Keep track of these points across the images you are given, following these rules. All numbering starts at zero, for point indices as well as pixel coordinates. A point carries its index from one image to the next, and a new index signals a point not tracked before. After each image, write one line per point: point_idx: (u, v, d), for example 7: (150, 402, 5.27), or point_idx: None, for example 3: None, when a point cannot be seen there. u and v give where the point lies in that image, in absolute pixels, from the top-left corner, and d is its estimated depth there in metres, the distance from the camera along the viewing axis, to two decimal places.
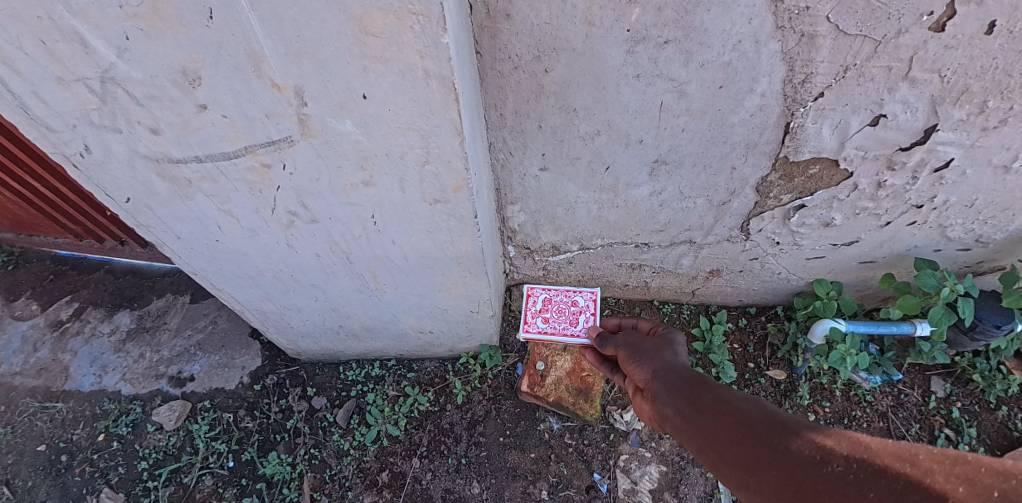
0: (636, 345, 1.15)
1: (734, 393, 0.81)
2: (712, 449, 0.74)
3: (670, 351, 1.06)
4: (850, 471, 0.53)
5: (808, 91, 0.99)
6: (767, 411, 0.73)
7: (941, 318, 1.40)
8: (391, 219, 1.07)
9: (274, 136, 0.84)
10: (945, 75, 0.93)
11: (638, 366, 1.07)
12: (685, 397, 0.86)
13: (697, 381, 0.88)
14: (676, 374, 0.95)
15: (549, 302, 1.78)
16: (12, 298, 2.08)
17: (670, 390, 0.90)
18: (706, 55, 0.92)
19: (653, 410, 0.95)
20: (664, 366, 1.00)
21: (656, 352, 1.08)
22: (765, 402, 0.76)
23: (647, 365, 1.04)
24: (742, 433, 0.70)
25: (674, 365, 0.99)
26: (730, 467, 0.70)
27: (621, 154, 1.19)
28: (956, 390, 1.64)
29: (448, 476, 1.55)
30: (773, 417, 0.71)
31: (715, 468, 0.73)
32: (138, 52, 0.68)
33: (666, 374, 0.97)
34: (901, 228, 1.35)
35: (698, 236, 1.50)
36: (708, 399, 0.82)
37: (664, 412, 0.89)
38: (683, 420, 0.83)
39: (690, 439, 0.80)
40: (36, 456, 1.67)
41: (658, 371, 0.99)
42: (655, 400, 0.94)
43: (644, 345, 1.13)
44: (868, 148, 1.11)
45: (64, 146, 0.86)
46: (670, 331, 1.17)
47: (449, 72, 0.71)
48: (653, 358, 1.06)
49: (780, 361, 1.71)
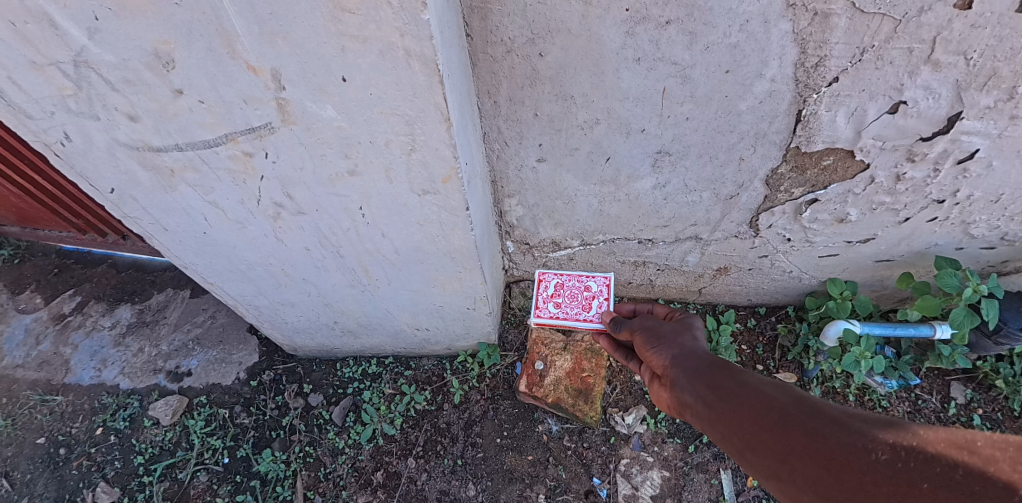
0: (653, 330, 1.10)
1: (761, 379, 0.78)
2: (738, 437, 0.71)
3: (689, 336, 1.02)
4: (899, 460, 0.51)
5: (821, 75, 0.93)
6: (800, 397, 0.70)
7: (963, 321, 1.33)
8: (381, 211, 1.03)
9: (254, 123, 0.81)
10: (970, 57, 0.86)
11: (656, 351, 1.02)
12: (708, 385, 0.82)
13: (720, 367, 0.85)
14: (698, 359, 0.91)
15: (561, 287, 1.66)
16: (18, 291, 2.10)
17: (691, 376, 0.87)
18: (711, 37, 0.87)
19: (672, 397, 0.92)
20: (684, 352, 0.96)
21: (675, 336, 1.04)
22: (794, 388, 0.73)
23: (666, 350, 1.00)
24: (774, 420, 0.68)
25: (695, 351, 0.95)
26: (759, 455, 0.67)
27: (622, 144, 1.14)
28: (978, 396, 1.55)
29: (443, 478, 1.51)
30: (806, 403, 0.68)
31: (742, 457, 0.71)
32: (109, 33, 0.65)
33: (686, 360, 0.93)
34: (921, 224, 1.27)
35: (704, 232, 1.44)
36: (733, 385, 0.78)
37: (684, 399, 0.87)
38: (707, 406, 0.79)
39: (713, 426, 0.77)
40: (35, 448, 1.68)
41: (678, 357, 0.95)
42: (674, 386, 0.90)
43: (662, 329, 1.09)
44: (886, 138, 1.05)
45: (44, 134, 0.84)
46: (688, 316, 1.13)
47: (432, 52, 0.67)
48: (672, 343, 1.01)
49: (790, 364, 1.63)
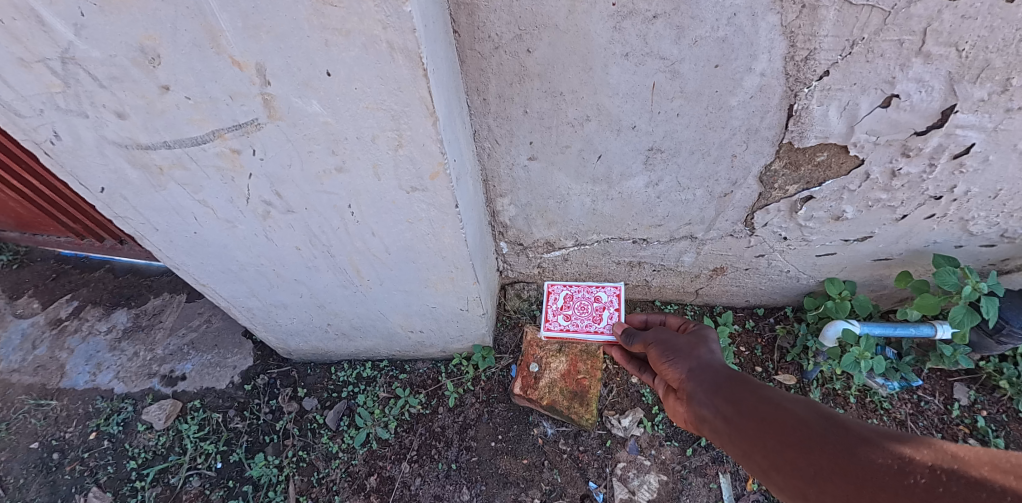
0: (667, 343, 1.08)
1: (783, 394, 0.75)
2: (762, 454, 0.69)
3: (705, 348, 0.99)
4: (939, 484, 0.47)
5: (811, 69, 0.93)
6: (825, 413, 0.67)
7: (963, 319, 1.30)
8: (369, 208, 1.02)
9: (240, 119, 0.80)
10: (963, 49, 0.85)
11: (672, 364, 1.00)
12: (728, 399, 0.80)
13: (739, 381, 0.82)
14: (715, 372, 0.88)
15: (571, 299, 1.68)
16: (15, 297, 2.10)
17: (709, 390, 0.85)
18: (699, 30, 0.87)
19: (690, 411, 0.89)
20: (701, 365, 0.93)
21: (690, 349, 1.01)
22: (820, 404, 0.70)
23: (682, 364, 0.97)
24: (799, 438, 0.65)
25: (711, 364, 0.93)
26: (786, 475, 0.64)
27: (613, 141, 1.13)
28: (982, 398, 1.52)
29: (437, 482, 1.48)
30: (833, 421, 0.65)
31: (767, 476, 0.68)
32: (95, 29, 0.65)
33: (703, 373, 0.90)
34: (919, 222, 1.26)
35: (699, 231, 1.42)
36: (754, 401, 0.76)
37: (703, 415, 0.84)
38: (727, 422, 0.77)
39: (735, 443, 0.74)
40: (28, 453, 1.66)
41: (694, 370, 0.93)
42: (692, 401, 0.88)
43: (677, 342, 1.06)
44: (879, 133, 1.04)
45: (34, 132, 0.84)
46: (702, 328, 1.10)
47: (415, 44, 0.67)
48: (688, 356, 0.98)
49: (790, 365, 1.60)
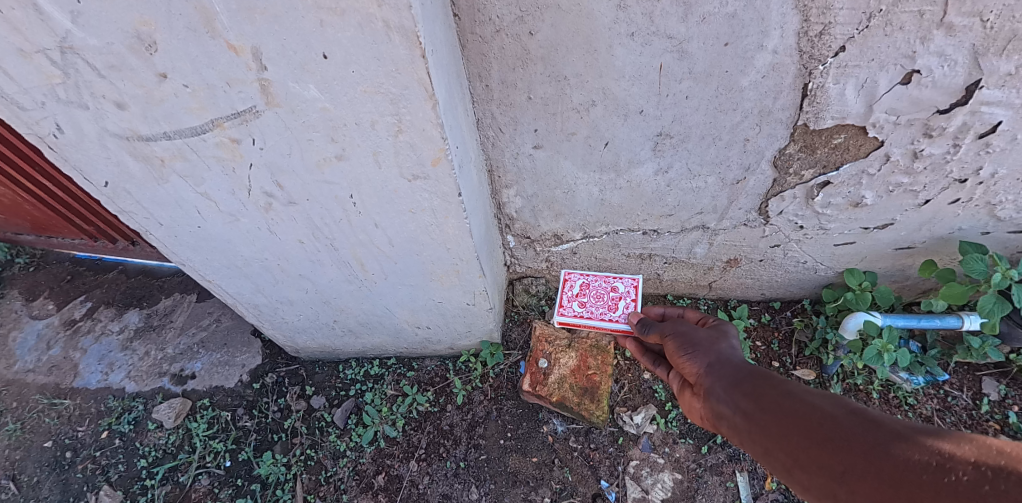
0: (685, 335, 1.01)
1: (809, 390, 0.71)
2: (785, 452, 0.65)
3: (726, 343, 0.93)
4: (984, 482, 0.45)
5: (827, 44, 0.89)
6: (854, 409, 0.64)
7: (993, 308, 1.24)
8: (372, 199, 1.01)
9: (238, 106, 0.80)
10: (988, 19, 0.81)
11: (690, 358, 0.94)
12: (750, 396, 0.75)
13: (761, 377, 0.78)
14: (735, 368, 0.83)
15: (586, 287, 1.63)
16: (31, 298, 2.14)
17: (727, 386, 0.80)
18: (707, 7, 0.84)
19: (708, 407, 0.84)
20: (721, 360, 0.88)
21: (710, 343, 0.95)
22: (848, 400, 0.66)
23: (701, 358, 0.92)
24: (827, 434, 0.62)
25: (732, 360, 0.87)
26: (811, 474, 0.61)
27: (620, 127, 1.11)
28: (1012, 392, 1.43)
29: (446, 481, 1.45)
30: (863, 416, 0.61)
31: (790, 474, 0.65)
32: (91, 16, 0.64)
33: (722, 368, 0.85)
34: (943, 207, 1.20)
35: (712, 220, 1.39)
36: (776, 396, 0.72)
37: (721, 411, 0.79)
38: (746, 419, 0.73)
39: (754, 441, 0.70)
40: (41, 452, 1.68)
41: (713, 365, 0.87)
42: (710, 397, 0.83)
43: (696, 335, 0.99)
44: (899, 112, 0.99)
45: (37, 126, 0.84)
46: (722, 323, 1.04)
47: (412, 23, 0.65)
48: (708, 350, 0.93)
49: (808, 360, 1.55)
